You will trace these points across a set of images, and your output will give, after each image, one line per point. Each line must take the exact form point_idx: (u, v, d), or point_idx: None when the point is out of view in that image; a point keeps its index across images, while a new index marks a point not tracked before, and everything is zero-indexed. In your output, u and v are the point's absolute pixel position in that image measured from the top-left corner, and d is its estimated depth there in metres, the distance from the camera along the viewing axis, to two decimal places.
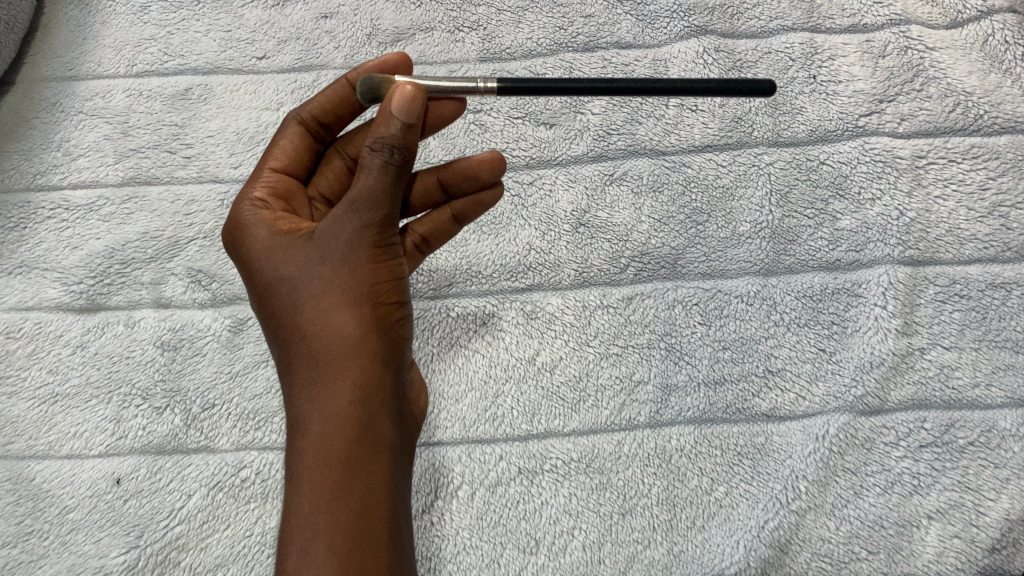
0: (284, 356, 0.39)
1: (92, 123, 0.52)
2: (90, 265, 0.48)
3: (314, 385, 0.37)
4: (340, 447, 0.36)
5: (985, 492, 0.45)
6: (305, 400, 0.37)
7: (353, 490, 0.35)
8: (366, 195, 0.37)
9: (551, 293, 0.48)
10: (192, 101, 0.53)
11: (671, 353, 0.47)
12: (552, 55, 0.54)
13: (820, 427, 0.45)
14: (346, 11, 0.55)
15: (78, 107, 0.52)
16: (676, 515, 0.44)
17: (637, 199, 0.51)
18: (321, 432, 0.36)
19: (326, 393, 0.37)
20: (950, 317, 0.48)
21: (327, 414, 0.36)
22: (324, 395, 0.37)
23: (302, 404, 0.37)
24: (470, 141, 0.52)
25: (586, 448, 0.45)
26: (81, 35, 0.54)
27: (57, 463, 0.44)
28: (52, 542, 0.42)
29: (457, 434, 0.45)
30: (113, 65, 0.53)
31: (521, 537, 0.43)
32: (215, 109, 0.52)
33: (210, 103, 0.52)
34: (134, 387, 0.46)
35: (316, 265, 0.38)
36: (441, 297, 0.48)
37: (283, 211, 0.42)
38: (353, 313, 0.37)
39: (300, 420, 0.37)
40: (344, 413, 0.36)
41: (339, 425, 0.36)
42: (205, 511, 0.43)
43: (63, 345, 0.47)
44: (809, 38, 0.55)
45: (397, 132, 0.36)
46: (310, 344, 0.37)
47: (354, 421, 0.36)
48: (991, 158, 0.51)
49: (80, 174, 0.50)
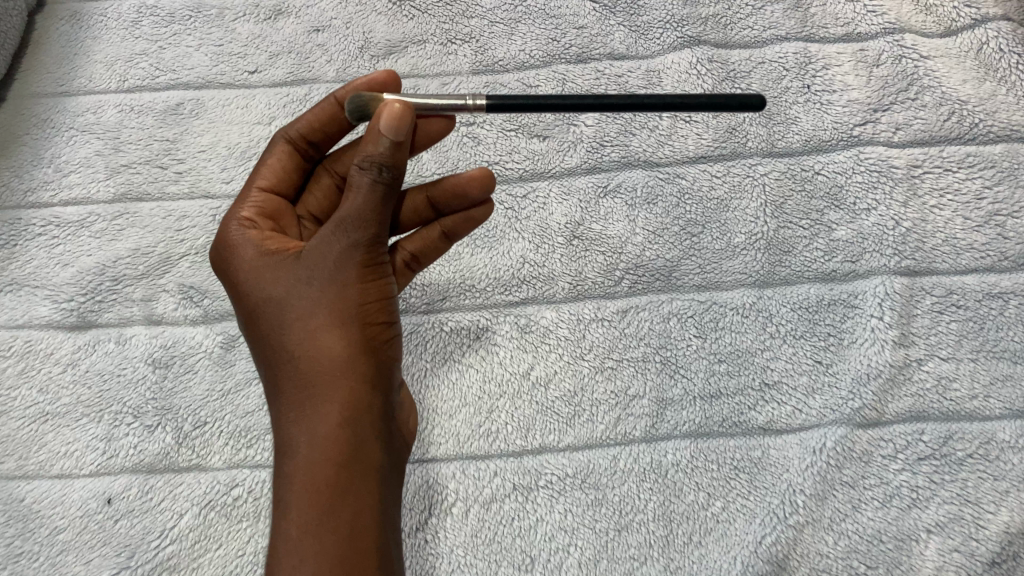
0: (272, 377, 0.38)
1: (84, 139, 0.51)
2: (81, 282, 0.48)
3: (302, 408, 0.37)
4: (329, 470, 0.35)
5: (985, 505, 0.44)
6: (293, 422, 0.37)
7: (341, 515, 0.35)
8: (355, 214, 0.36)
9: (546, 306, 0.48)
10: (184, 115, 0.52)
11: (667, 366, 0.47)
12: (545, 66, 0.54)
13: (817, 440, 0.45)
14: (338, 24, 0.55)
15: (69, 123, 0.52)
16: (673, 531, 0.43)
17: (632, 211, 0.50)
18: (309, 456, 0.36)
19: (314, 416, 0.36)
20: (947, 327, 0.48)
21: (316, 436, 0.36)
22: (311, 417, 0.36)
23: (290, 426, 0.37)
24: (463, 154, 0.52)
25: (582, 463, 0.44)
26: (72, 50, 0.54)
27: (47, 483, 0.44)
28: (42, 564, 0.42)
29: (451, 450, 0.45)
30: (105, 80, 0.53)
31: (516, 554, 0.43)
32: (206, 123, 0.52)
33: (202, 118, 0.52)
34: (125, 405, 0.45)
35: (304, 285, 0.37)
36: (434, 311, 0.48)
37: (270, 230, 0.42)
38: (342, 334, 0.37)
39: (288, 443, 0.37)
40: (333, 436, 0.36)
41: (327, 447, 0.36)
42: (197, 530, 0.43)
43: (54, 363, 0.46)
44: (803, 48, 0.55)
45: (385, 149, 0.36)
46: (298, 365, 0.37)
47: (343, 444, 0.36)
48: (987, 166, 0.51)
49: (72, 190, 0.50)
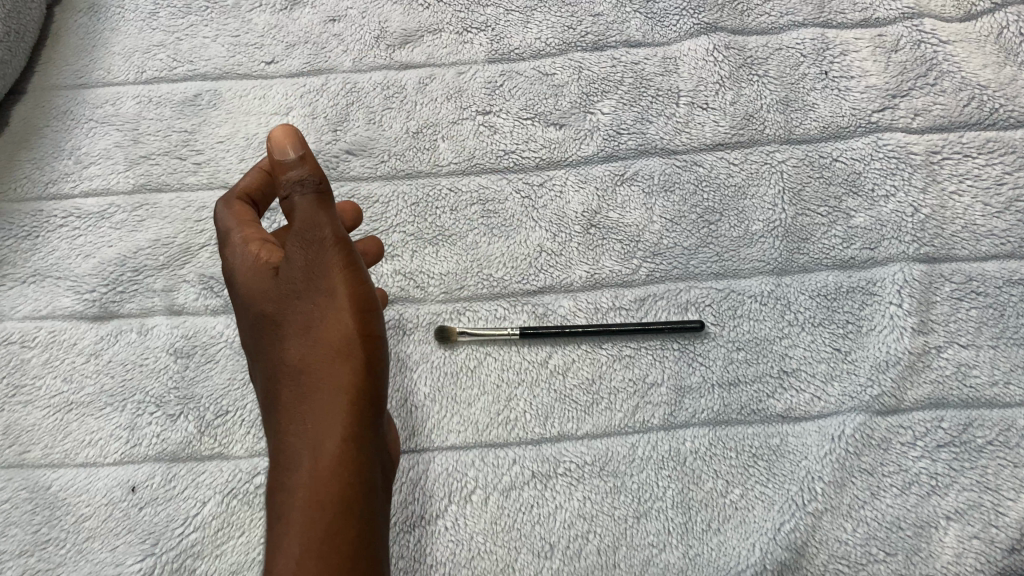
0: (273, 399, 0.46)
1: (103, 131, 0.60)
2: (212, 291, 0.56)
3: (308, 429, 0.43)
4: (332, 487, 0.42)
5: (1005, 491, 0.52)
6: (293, 438, 0.44)
7: (335, 521, 0.42)
8: (305, 226, 0.42)
9: (622, 287, 0.57)
10: (202, 106, 0.61)
11: (737, 346, 0.56)
12: (561, 55, 0.63)
13: (835, 428, 0.53)
14: (457, 28, 0.64)
15: (88, 116, 0.61)
16: (692, 519, 0.51)
17: (649, 199, 0.59)
18: (312, 468, 0.42)
19: (318, 431, 0.43)
20: (967, 313, 0.56)
21: (317, 453, 0.43)
22: (314, 433, 0.43)
23: (290, 440, 0.44)
24: (479, 141, 0.60)
25: (669, 450, 0.53)
26: (89, 42, 0.63)
27: (230, 462, 0.52)
28: (231, 536, 0.50)
29: (526, 438, 0.53)
30: (123, 72, 0.62)
31: (608, 545, 0.50)
32: (224, 113, 0.61)
33: (220, 107, 0.61)
34: (257, 401, 0.53)
35: (313, 302, 0.44)
36: (542, 294, 0.56)
37: (259, 240, 0.48)
38: (345, 361, 0.44)
39: (290, 459, 0.43)
40: (340, 450, 0.43)
41: (329, 456, 0.43)
42: (238, 530, 0.50)
43: (214, 359, 0.54)
44: (821, 33, 0.64)
45: (294, 162, 0.42)
46: (306, 388, 0.44)
47: (344, 458, 0.43)
48: (1006, 151, 0.60)
49: (92, 183, 0.59)
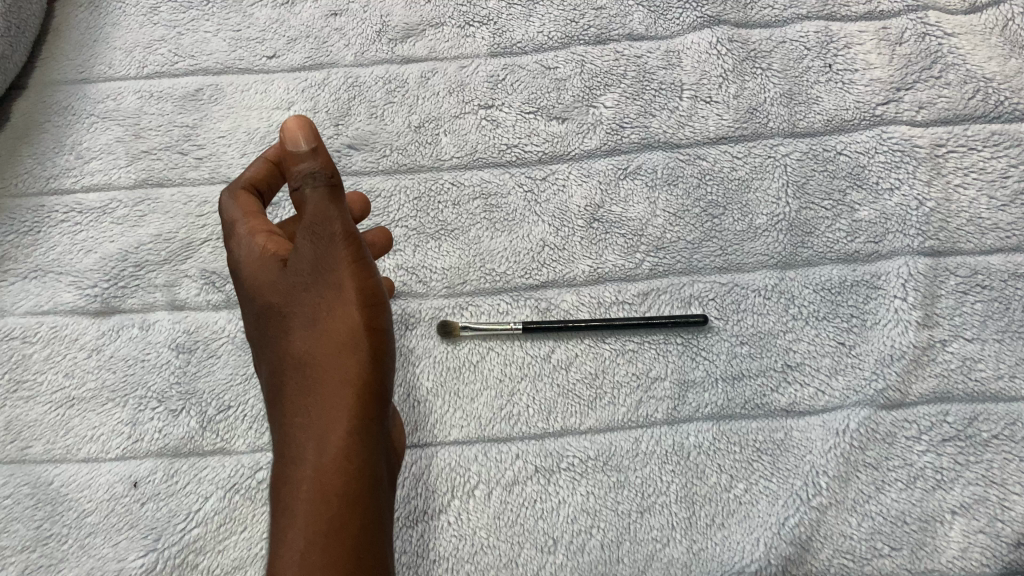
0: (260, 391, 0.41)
1: (82, 127, 0.52)
2: (105, 268, 0.48)
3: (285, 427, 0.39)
4: None
5: (1010, 487, 0.44)
6: None
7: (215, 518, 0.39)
8: (313, 223, 0.36)
9: (565, 289, 0.48)
10: (189, 97, 0.52)
11: (688, 348, 0.47)
12: (460, 30, 0.54)
13: (840, 422, 0.45)
14: (356, 8, 0.55)
15: (73, 114, 0.52)
16: (607, 531, 0.43)
17: (586, 180, 0.50)
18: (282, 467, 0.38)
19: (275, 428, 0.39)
20: (972, 308, 0.47)
21: None
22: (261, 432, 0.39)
23: None
24: (371, 119, 0.52)
25: (603, 445, 0.44)
26: (70, 30, 0.55)
27: (74, 467, 0.44)
28: (70, 546, 0.42)
29: (472, 433, 0.45)
30: (108, 61, 0.53)
31: (538, 536, 0.43)
32: (135, 98, 0.52)
33: (131, 92, 0.53)
34: (149, 389, 0.46)
35: (306, 298, 0.37)
36: (455, 294, 0.48)
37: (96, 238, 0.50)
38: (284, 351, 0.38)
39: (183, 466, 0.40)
40: None
41: None
42: (105, 515, 0.43)
43: (79, 348, 0.47)
44: (823, 27, 0.54)
45: (305, 154, 0.36)
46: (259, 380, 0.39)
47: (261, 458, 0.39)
48: (1013, 144, 0.50)
49: (73, 175, 0.50)
